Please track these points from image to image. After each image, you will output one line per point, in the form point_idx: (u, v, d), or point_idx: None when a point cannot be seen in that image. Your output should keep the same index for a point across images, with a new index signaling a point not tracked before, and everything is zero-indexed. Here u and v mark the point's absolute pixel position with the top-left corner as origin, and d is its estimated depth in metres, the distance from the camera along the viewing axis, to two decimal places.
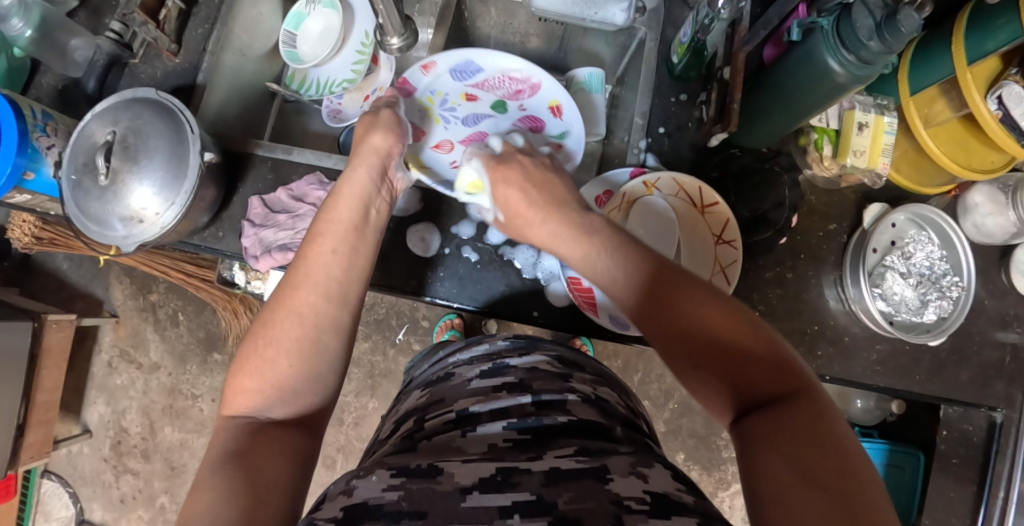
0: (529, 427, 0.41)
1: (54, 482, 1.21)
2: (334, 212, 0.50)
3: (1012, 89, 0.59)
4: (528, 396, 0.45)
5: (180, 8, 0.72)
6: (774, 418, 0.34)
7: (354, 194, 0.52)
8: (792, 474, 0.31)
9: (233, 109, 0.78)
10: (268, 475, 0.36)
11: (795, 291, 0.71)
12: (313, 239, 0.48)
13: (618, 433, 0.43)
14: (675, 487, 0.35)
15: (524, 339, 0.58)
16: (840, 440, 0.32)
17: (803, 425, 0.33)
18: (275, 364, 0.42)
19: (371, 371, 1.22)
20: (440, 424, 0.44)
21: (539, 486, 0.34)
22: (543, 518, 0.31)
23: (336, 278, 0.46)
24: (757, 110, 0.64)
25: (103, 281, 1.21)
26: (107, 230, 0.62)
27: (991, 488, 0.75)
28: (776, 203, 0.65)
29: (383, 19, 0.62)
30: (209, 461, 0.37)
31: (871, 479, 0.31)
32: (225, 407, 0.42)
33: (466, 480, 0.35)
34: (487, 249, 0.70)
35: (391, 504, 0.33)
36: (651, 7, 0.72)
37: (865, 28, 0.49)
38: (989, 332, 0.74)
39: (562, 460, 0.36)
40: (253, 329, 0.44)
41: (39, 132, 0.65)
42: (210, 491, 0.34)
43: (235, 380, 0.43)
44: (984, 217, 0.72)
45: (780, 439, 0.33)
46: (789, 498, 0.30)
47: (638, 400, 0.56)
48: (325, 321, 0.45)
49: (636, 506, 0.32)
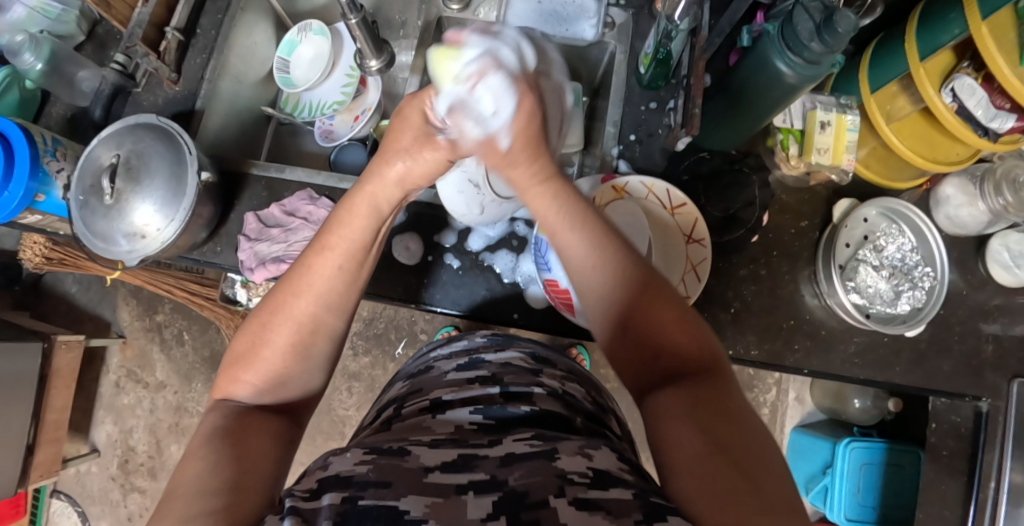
0: (496, 414, 0.44)
1: (63, 501, 1.24)
2: (347, 227, 0.48)
3: (964, 81, 0.62)
4: (497, 388, 0.47)
5: (179, 40, 0.76)
6: (684, 393, 0.40)
7: (370, 206, 0.49)
8: (702, 441, 0.36)
9: (229, 132, 0.83)
10: (256, 447, 0.40)
11: (772, 288, 0.73)
12: (319, 251, 0.47)
13: (577, 424, 0.46)
14: (618, 467, 0.37)
15: (501, 337, 0.61)
16: (742, 418, 0.37)
17: (715, 402, 0.38)
18: (269, 362, 0.45)
19: (372, 385, 1.24)
20: (415, 411, 0.47)
21: (494, 468, 0.36)
22: (493, 493, 0.34)
23: (338, 292, 0.47)
24: (722, 114, 0.67)
25: (111, 303, 1.25)
26: (111, 246, 0.66)
27: (982, 479, 0.74)
28: (747, 203, 0.73)
29: (361, 43, 0.66)
30: (200, 434, 0.40)
31: (767, 453, 0.35)
32: (218, 390, 0.46)
33: (429, 461, 0.37)
34: (469, 255, 0.73)
35: (360, 475, 0.35)
36: (620, 23, 0.78)
37: (807, 31, 0.53)
38: (971, 323, 0.75)
39: (517, 445, 0.39)
40: (252, 323, 0.46)
41: (50, 156, 0.69)
42: (198, 464, 0.37)
43: (229, 368, 0.46)
44: (956, 208, 0.74)
45: (694, 415, 0.38)
46: (692, 459, 0.35)
47: (610, 393, 0.60)
48: (321, 330, 0.47)
49: (578, 479, 0.34)
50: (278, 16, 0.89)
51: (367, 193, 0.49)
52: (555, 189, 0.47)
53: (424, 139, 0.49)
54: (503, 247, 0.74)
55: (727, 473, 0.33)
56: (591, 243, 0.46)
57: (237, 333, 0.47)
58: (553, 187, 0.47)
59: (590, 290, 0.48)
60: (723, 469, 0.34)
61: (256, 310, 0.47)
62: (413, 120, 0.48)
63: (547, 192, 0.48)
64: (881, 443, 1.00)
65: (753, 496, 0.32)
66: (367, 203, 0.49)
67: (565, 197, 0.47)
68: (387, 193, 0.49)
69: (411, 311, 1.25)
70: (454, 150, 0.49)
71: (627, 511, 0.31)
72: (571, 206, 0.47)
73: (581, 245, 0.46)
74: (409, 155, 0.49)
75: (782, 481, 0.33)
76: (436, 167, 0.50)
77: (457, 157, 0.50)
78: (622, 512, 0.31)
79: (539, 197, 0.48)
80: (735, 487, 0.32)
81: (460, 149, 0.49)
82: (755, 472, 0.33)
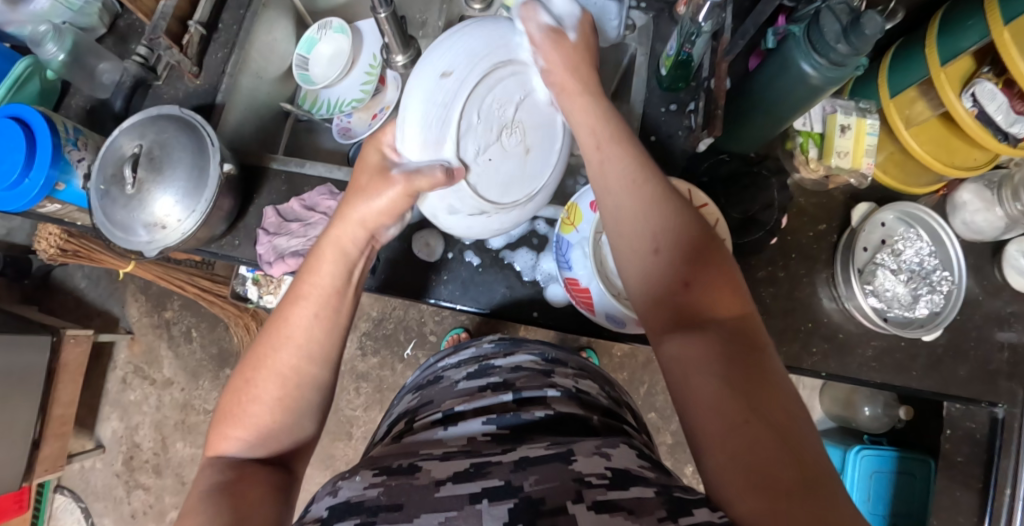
0: (510, 423, 0.44)
1: (67, 497, 1.23)
2: (315, 274, 0.47)
3: (985, 86, 0.62)
4: (509, 394, 0.47)
5: (202, 33, 0.77)
6: (711, 338, 0.39)
7: (334, 253, 0.48)
8: (732, 396, 0.35)
9: (248, 128, 0.83)
10: (250, 494, 0.39)
11: (789, 291, 0.73)
12: (292, 302, 0.46)
13: (594, 423, 0.45)
14: (638, 464, 0.37)
15: (508, 341, 0.61)
16: (771, 371, 0.37)
17: (743, 353, 0.38)
18: (257, 417, 0.44)
19: (380, 385, 1.24)
20: (427, 424, 0.47)
21: (508, 473, 0.36)
22: (509, 500, 0.33)
23: (319, 341, 0.46)
24: (742, 117, 0.68)
25: (120, 299, 1.25)
26: (131, 236, 0.66)
27: (997, 485, 0.72)
28: (765, 205, 0.70)
29: (389, 39, 0.67)
30: (199, 490, 0.39)
31: (797, 408, 0.35)
32: (210, 449, 0.44)
33: (441, 474, 0.37)
34: (489, 253, 0.73)
35: (371, 499, 0.34)
36: (641, 25, 0.78)
37: (833, 33, 0.53)
38: (988, 330, 0.74)
39: (533, 449, 0.38)
40: (236, 382, 0.46)
41: (71, 145, 0.70)
42: (196, 515, 0.36)
43: (218, 427, 0.45)
44: (973, 214, 0.74)
45: (721, 367, 0.37)
46: (723, 418, 0.35)
47: (624, 388, 0.60)
48: (305, 380, 0.45)
49: (596, 481, 0.34)
50: (298, 13, 0.90)
51: (333, 238, 0.49)
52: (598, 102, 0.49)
53: (379, 176, 0.49)
54: (523, 246, 0.74)
55: (770, 443, 0.33)
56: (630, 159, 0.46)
57: (223, 392, 0.46)
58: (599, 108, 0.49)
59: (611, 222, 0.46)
60: (762, 439, 0.33)
61: (239, 366, 0.46)
62: (371, 161, 0.51)
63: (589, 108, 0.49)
64: (892, 451, 1.00)
65: (793, 471, 0.31)
66: (334, 249, 0.48)
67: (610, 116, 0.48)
68: (351, 236, 0.49)
69: (420, 312, 1.24)
70: (410, 182, 0.48)
71: (650, 510, 0.31)
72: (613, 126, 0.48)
73: (621, 158, 0.46)
74: (367, 195, 0.48)
75: (815, 444, 0.34)
76: (397, 205, 0.49)
77: (416, 188, 0.48)
78: (644, 510, 0.31)
79: (585, 108, 0.49)
80: (771, 449, 0.32)
81: (416, 181, 0.48)
82: (788, 431, 0.34)
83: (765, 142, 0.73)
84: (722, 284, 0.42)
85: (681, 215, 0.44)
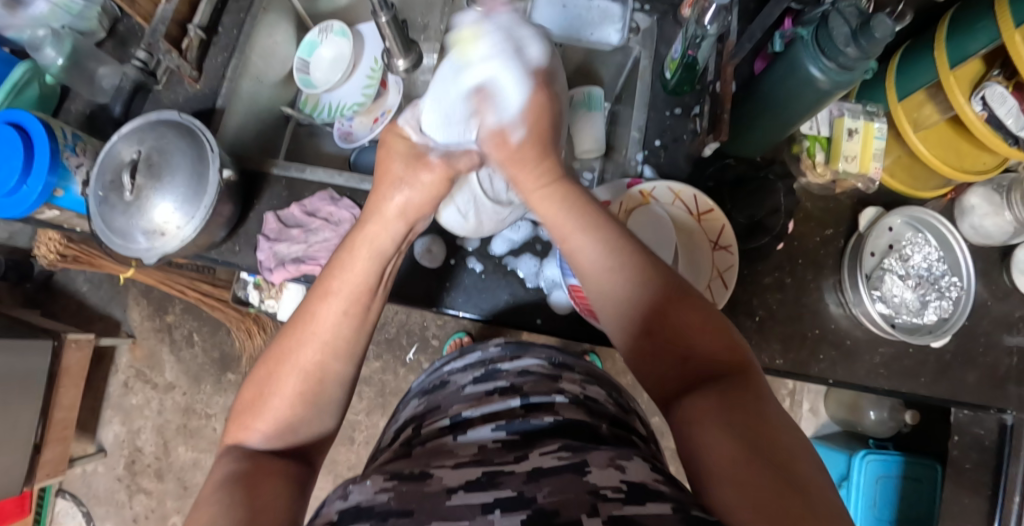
0: (520, 428, 0.43)
1: (69, 501, 1.22)
2: (348, 270, 0.45)
3: (995, 89, 0.61)
4: (517, 399, 0.47)
5: (201, 38, 0.76)
6: (714, 399, 0.38)
7: (371, 246, 0.46)
8: (733, 450, 0.34)
9: (248, 132, 0.83)
10: (267, 487, 0.38)
11: (795, 297, 0.72)
12: (321, 297, 0.44)
13: (605, 431, 0.44)
14: (652, 478, 0.36)
15: (516, 344, 0.60)
16: (777, 424, 0.35)
17: (746, 407, 0.37)
18: (277, 410, 0.43)
19: (382, 390, 1.23)
20: (435, 430, 0.46)
21: (521, 484, 0.35)
22: (523, 513, 0.32)
23: (346, 337, 0.44)
24: (746, 124, 0.68)
25: (122, 303, 1.25)
26: (130, 243, 0.65)
27: (1006, 493, 0.71)
28: (772, 209, 0.70)
29: (390, 42, 0.66)
30: (214, 480, 0.38)
31: (811, 462, 0.33)
32: (227, 435, 0.44)
33: (452, 482, 0.36)
34: (491, 259, 0.72)
35: (381, 504, 0.34)
36: (645, 28, 0.77)
37: (842, 36, 0.52)
38: (996, 335, 0.73)
39: (544, 458, 0.38)
40: (258, 371, 0.44)
41: (69, 151, 0.69)
42: (212, 508, 0.35)
43: (237, 416, 0.44)
44: (981, 219, 0.73)
45: (721, 422, 0.36)
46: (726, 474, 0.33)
47: (631, 394, 0.59)
48: (329, 376, 0.44)
49: (612, 495, 0.33)
50: (298, 16, 0.89)
51: (368, 235, 0.46)
52: (564, 189, 0.47)
53: (416, 162, 0.47)
54: (526, 251, 0.73)
55: (775, 487, 0.31)
56: (602, 242, 0.45)
57: (245, 378, 0.45)
58: (563, 188, 0.47)
59: (600, 292, 0.46)
60: (765, 476, 0.32)
61: (262, 357, 0.45)
62: (397, 147, 0.48)
63: (552, 193, 0.47)
64: (896, 456, 0.99)
65: (798, 504, 0.30)
66: (370, 247, 0.46)
67: (572, 197, 0.47)
68: (390, 230, 0.46)
69: (422, 316, 1.24)
70: (449, 165, 0.48)
71: None
72: (575, 207, 0.46)
73: (591, 243, 0.45)
74: (404, 182, 0.47)
75: (829, 495, 0.31)
76: (436, 189, 0.48)
77: (456, 170, 0.48)
78: None
79: (547, 200, 0.47)
80: (778, 495, 0.31)
81: (456, 163, 0.48)
82: (800, 480, 0.32)
83: (772, 147, 0.72)
84: (721, 342, 0.42)
85: (664, 281, 0.45)
